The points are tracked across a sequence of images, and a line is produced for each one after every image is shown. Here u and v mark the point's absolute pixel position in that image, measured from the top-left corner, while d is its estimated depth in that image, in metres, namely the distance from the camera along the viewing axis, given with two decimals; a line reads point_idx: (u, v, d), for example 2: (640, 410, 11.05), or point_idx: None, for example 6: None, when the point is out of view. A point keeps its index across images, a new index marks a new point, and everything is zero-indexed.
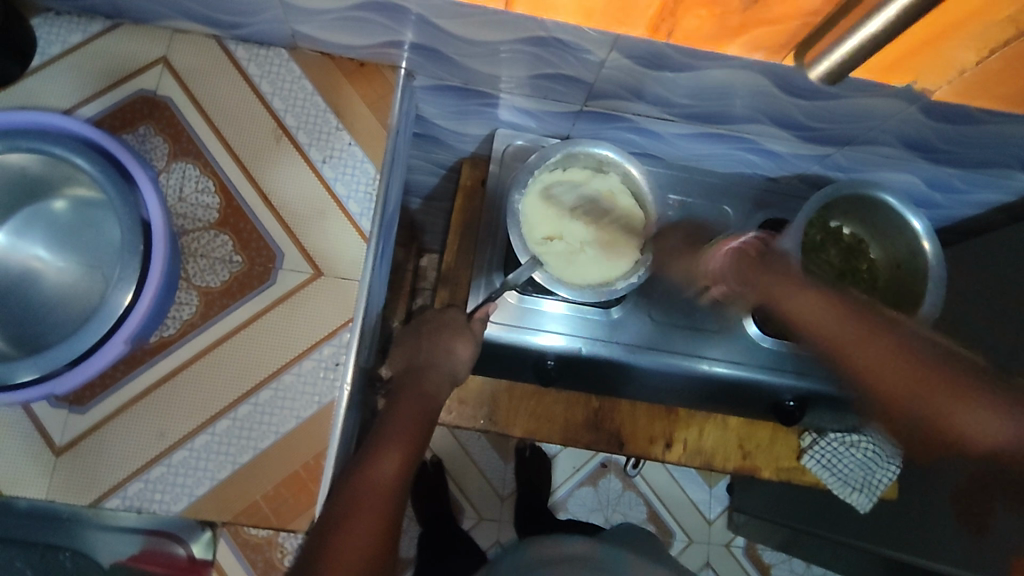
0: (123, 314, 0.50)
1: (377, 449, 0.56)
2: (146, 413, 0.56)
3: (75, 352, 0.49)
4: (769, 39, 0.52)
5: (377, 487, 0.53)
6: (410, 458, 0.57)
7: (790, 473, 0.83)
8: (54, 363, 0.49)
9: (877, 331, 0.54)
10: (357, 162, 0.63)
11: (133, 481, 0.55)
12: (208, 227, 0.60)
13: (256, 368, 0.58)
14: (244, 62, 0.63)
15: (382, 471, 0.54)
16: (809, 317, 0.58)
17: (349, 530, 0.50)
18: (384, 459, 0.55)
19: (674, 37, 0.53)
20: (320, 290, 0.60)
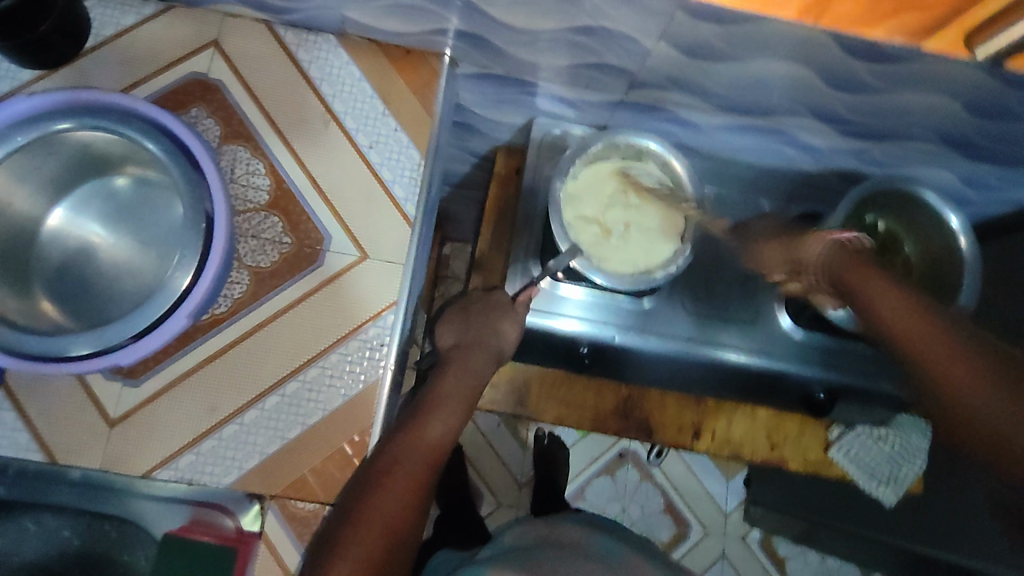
0: (186, 290, 0.52)
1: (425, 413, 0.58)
2: (198, 387, 0.58)
3: (139, 325, 0.51)
4: (917, 24, 0.49)
5: (421, 451, 0.55)
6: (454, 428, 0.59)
7: (819, 465, 0.83)
8: (118, 337, 0.50)
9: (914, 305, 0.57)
10: (402, 147, 0.64)
11: (184, 453, 0.57)
12: (259, 209, 0.61)
13: (303, 346, 0.59)
14: (293, 47, 0.64)
15: (427, 437, 0.56)
16: (890, 314, 0.57)
17: (386, 491, 0.52)
18: (429, 425, 0.57)
19: (822, 21, 0.50)
20: (367, 273, 0.61)
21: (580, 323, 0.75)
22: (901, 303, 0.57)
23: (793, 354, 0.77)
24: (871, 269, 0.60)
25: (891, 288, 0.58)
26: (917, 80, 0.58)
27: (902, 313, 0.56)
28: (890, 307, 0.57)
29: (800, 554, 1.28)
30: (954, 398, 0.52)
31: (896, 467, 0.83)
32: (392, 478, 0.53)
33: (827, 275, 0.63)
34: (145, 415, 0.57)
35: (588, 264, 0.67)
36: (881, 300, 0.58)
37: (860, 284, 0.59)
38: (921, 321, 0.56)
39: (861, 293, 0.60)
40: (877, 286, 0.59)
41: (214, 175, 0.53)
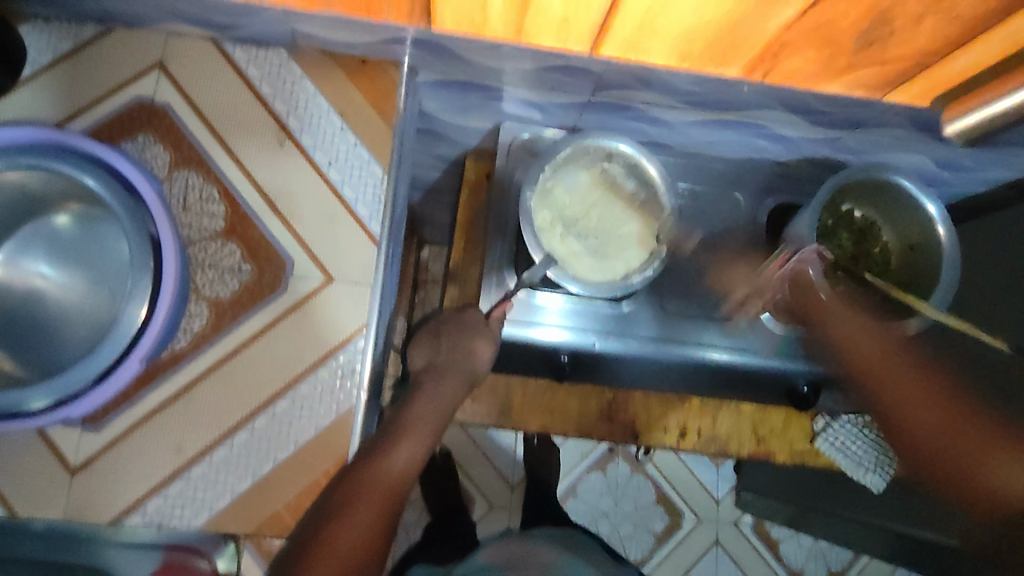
0: (139, 331, 0.50)
1: (391, 438, 0.56)
2: (162, 428, 0.55)
3: (94, 371, 0.48)
4: (873, 79, 0.59)
5: (387, 480, 0.53)
6: (422, 454, 0.57)
7: (805, 456, 0.84)
8: (69, 386, 0.48)
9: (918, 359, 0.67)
10: (363, 163, 0.61)
11: (152, 498, 0.54)
12: (215, 237, 0.58)
13: (271, 378, 0.57)
14: (242, 63, 0.61)
15: (392, 465, 0.54)
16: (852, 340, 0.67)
17: (345, 522, 0.50)
18: (395, 451, 0.55)
19: (769, 76, 0.59)
20: (333, 297, 0.59)
21: (563, 333, 0.73)
22: (948, 430, 0.61)
23: (773, 350, 0.76)
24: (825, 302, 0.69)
25: (919, 385, 0.64)
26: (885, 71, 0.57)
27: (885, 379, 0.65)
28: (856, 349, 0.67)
29: (792, 535, 1.29)
30: (910, 428, 0.62)
31: (884, 454, 0.83)
32: (353, 507, 0.51)
33: (795, 306, 0.73)
34: (109, 461, 0.54)
35: (562, 273, 0.66)
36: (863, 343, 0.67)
37: (810, 304, 0.70)
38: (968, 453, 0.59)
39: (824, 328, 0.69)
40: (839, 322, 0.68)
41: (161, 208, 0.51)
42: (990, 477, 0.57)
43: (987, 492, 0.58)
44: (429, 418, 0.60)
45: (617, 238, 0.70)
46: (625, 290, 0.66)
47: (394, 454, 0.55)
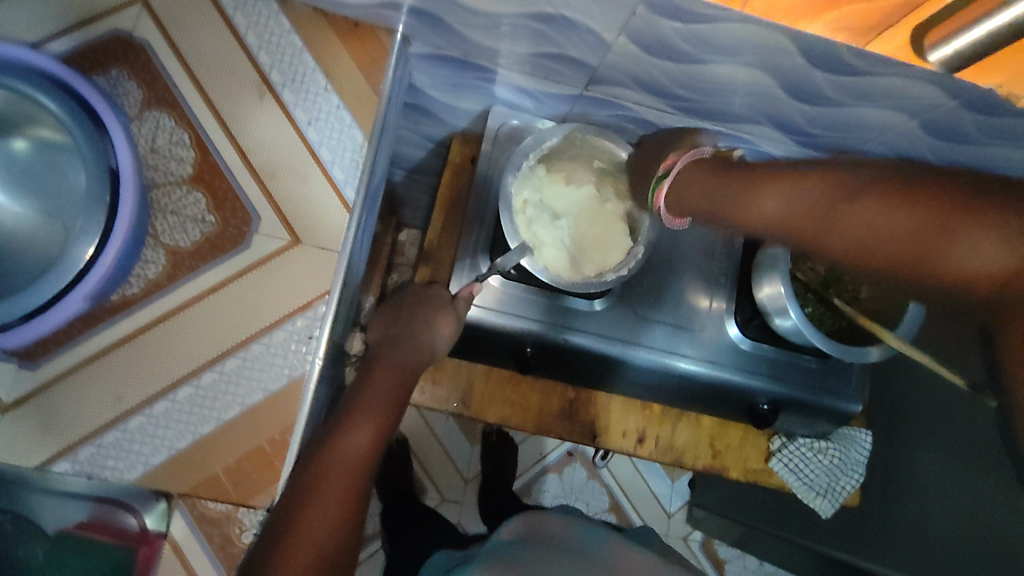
0: (88, 264, 0.48)
1: (347, 421, 0.54)
2: (103, 374, 0.53)
3: (32, 304, 0.47)
4: (860, 23, 0.46)
5: (348, 462, 0.52)
6: (382, 431, 0.56)
7: (758, 474, 0.84)
8: (7, 315, 0.46)
9: (829, 188, 0.54)
10: (345, 127, 0.60)
11: (84, 445, 0.52)
12: (181, 183, 0.57)
13: (222, 335, 0.55)
14: (229, 10, 0.59)
15: (352, 446, 0.52)
16: (802, 210, 0.56)
17: (316, 508, 0.49)
18: (354, 432, 0.54)
19: (750, 6, 0.47)
20: (299, 259, 0.57)
21: (533, 324, 0.72)
22: (880, 223, 0.50)
23: (736, 364, 0.76)
24: (716, 176, 0.62)
25: (838, 201, 0.53)
26: (872, 94, 0.58)
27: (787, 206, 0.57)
28: (784, 206, 0.57)
29: (738, 557, 1.29)
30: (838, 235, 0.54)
31: (835, 480, 0.82)
32: (318, 499, 0.49)
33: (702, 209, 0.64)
34: (42, 402, 0.52)
35: (536, 263, 0.66)
36: (767, 209, 0.58)
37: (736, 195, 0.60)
38: (931, 231, 0.48)
39: (734, 210, 0.61)
40: (752, 203, 0.59)
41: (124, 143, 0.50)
42: (969, 251, 0.46)
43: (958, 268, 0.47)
44: (387, 398, 0.58)
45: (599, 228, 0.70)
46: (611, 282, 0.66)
47: (353, 438, 0.53)
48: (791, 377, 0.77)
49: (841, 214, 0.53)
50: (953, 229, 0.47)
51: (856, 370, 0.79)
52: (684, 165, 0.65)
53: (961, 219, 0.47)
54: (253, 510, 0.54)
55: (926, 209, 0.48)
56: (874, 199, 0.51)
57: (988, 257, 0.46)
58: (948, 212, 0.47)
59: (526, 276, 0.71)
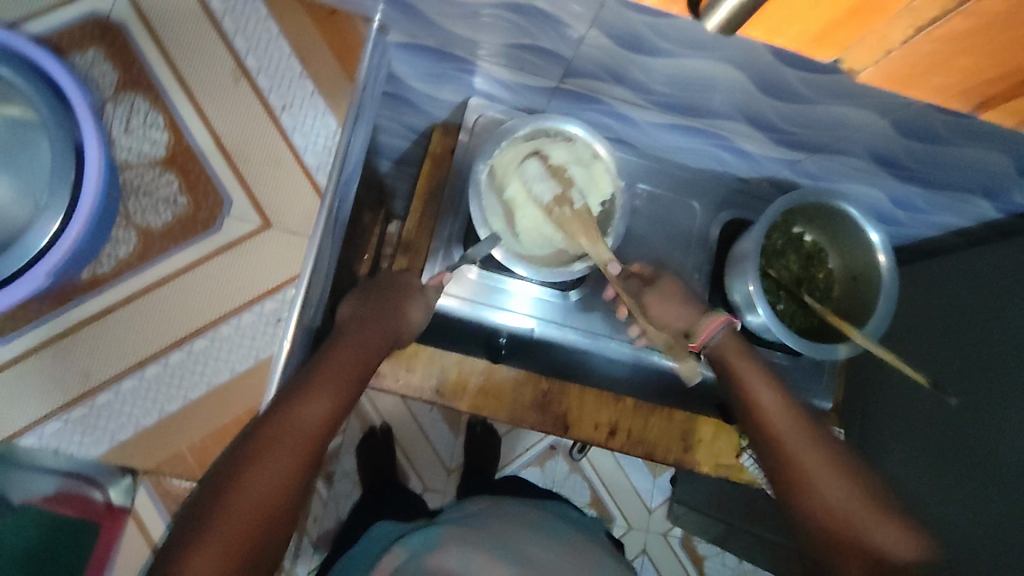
0: (52, 239, 0.60)
1: (309, 387, 0.53)
2: (99, 335, 0.66)
3: (19, 265, 0.59)
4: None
5: (307, 427, 0.52)
6: (343, 403, 0.55)
7: (728, 470, 0.84)
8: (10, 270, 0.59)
9: (807, 429, 0.64)
10: (318, 114, 0.69)
11: (85, 403, 0.65)
12: (153, 164, 0.67)
13: (213, 302, 0.68)
14: (218, 15, 0.68)
15: (310, 413, 0.52)
16: (771, 410, 0.66)
17: (258, 474, 0.48)
18: (316, 399, 0.53)
19: None
20: (267, 239, 0.69)
21: (522, 319, 0.78)
22: (838, 489, 0.60)
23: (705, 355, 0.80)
24: (746, 359, 0.70)
25: (801, 425, 0.65)
26: (843, 94, 0.59)
27: (771, 409, 0.66)
28: (769, 402, 0.67)
29: (717, 554, 1.30)
30: (823, 488, 0.60)
31: None
32: (262, 459, 0.49)
33: (720, 359, 0.71)
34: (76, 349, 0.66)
35: (508, 253, 0.68)
36: (767, 404, 0.67)
37: (731, 362, 0.70)
38: (859, 513, 0.59)
39: (736, 381, 0.70)
40: (753, 383, 0.69)
41: (88, 127, 0.61)
42: (882, 539, 0.57)
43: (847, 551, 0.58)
44: (354, 369, 0.57)
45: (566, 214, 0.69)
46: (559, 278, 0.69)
47: (312, 404, 0.52)
48: None
49: (817, 450, 0.62)
50: (878, 510, 0.59)
51: None
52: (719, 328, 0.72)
53: (881, 517, 0.58)
54: None
55: (885, 517, 0.58)
56: (821, 450, 0.62)
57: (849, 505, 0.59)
58: (882, 512, 0.59)
59: (508, 272, 0.76)
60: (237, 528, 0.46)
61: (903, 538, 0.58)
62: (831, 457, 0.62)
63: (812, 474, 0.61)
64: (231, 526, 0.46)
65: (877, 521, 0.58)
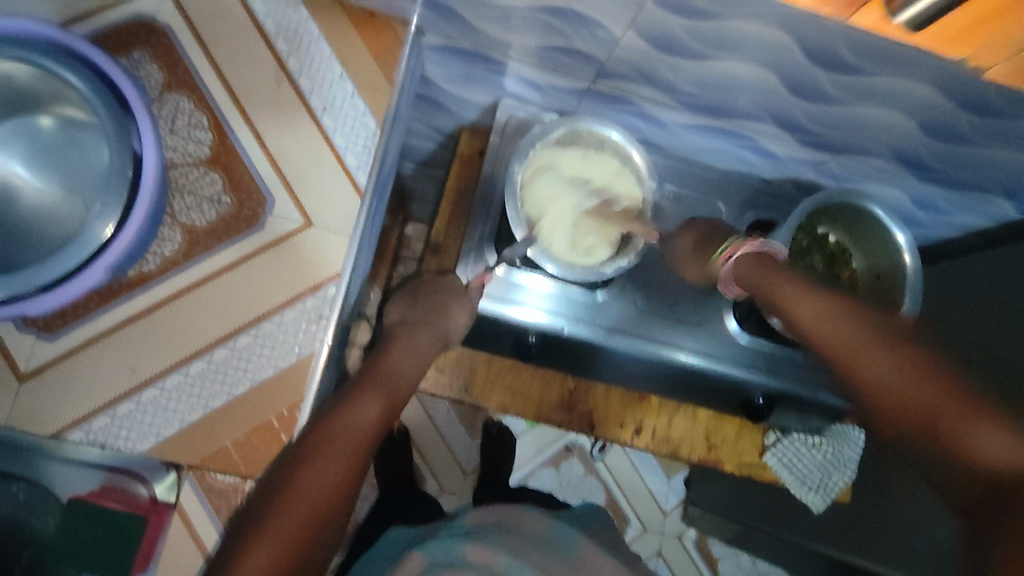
0: (106, 240, 0.59)
1: (356, 395, 0.57)
2: (117, 346, 0.66)
3: (63, 270, 0.58)
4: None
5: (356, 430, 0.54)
6: (388, 414, 0.58)
7: (752, 469, 0.87)
8: (41, 277, 0.58)
9: (897, 338, 0.54)
10: (358, 115, 0.68)
11: (121, 403, 0.65)
12: (197, 164, 0.67)
13: (235, 313, 0.67)
14: (262, 18, 0.67)
15: (358, 417, 0.55)
16: (819, 322, 0.59)
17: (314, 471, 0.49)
18: (362, 405, 0.56)
19: None
20: (305, 240, 0.68)
21: (542, 315, 0.74)
22: (921, 371, 0.51)
23: (737, 360, 0.78)
24: (778, 272, 0.64)
25: (880, 331, 0.56)
26: (873, 94, 0.60)
27: (818, 322, 0.59)
28: (837, 330, 0.58)
29: (733, 556, 1.31)
30: (870, 371, 0.54)
31: (827, 475, 0.87)
32: (316, 459, 0.50)
33: (750, 284, 0.67)
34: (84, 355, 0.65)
35: (541, 251, 0.67)
36: (817, 319, 0.60)
37: (768, 285, 0.64)
38: (953, 416, 0.49)
39: (778, 305, 0.63)
40: (791, 291, 0.62)
41: (147, 128, 0.60)
42: (985, 442, 0.47)
43: (972, 453, 0.47)
44: (393, 383, 0.61)
45: (606, 211, 0.71)
46: (595, 278, 0.68)
47: (360, 410, 0.55)
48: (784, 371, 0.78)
49: (874, 363, 0.54)
50: (974, 412, 0.48)
51: None
52: (745, 254, 0.68)
53: (981, 417, 0.48)
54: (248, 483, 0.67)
55: (982, 410, 0.48)
56: (893, 353, 0.54)
57: (1000, 448, 0.46)
58: (975, 407, 0.48)
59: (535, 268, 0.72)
60: (292, 525, 0.46)
61: (1016, 441, 0.46)
62: (910, 364, 0.52)
63: (868, 385, 0.54)
64: (285, 522, 0.46)
65: (967, 414, 0.48)
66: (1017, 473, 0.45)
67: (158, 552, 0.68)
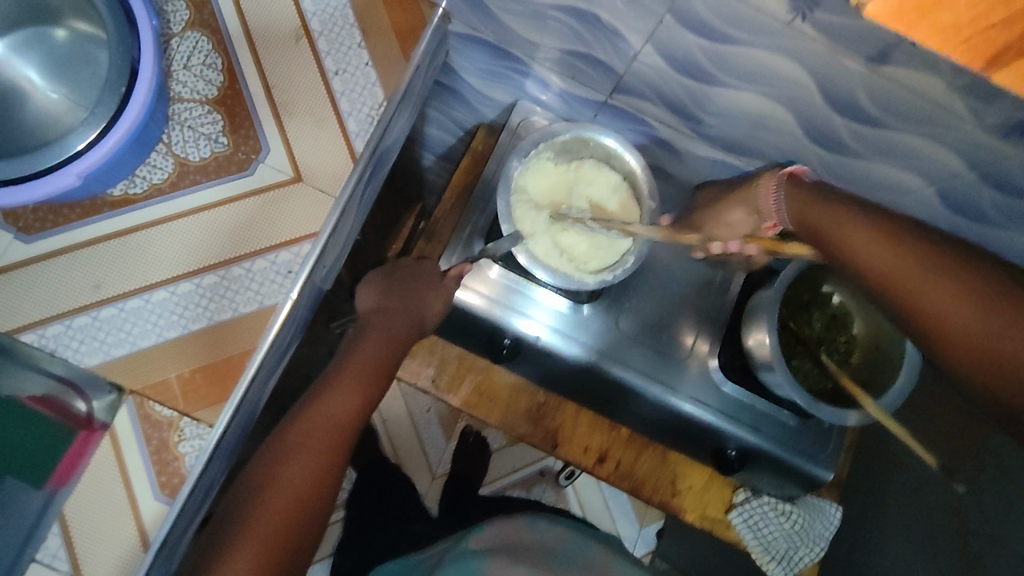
0: (95, 141, 0.75)
1: (336, 385, 0.62)
2: (86, 261, 0.86)
3: (68, 155, 0.74)
4: None
5: (334, 421, 0.61)
6: (370, 397, 0.64)
7: (714, 523, 0.83)
8: (53, 160, 0.74)
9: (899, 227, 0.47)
10: (369, 88, 0.88)
11: (53, 324, 0.85)
12: (205, 103, 0.88)
13: (258, 238, 0.88)
14: (311, 18, 0.88)
15: (338, 409, 0.61)
16: (861, 244, 0.49)
17: (296, 464, 0.57)
18: (343, 396, 0.62)
19: None
20: (297, 191, 0.89)
21: (541, 330, 0.73)
22: (975, 312, 0.41)
23: (720, 409, 0.74)
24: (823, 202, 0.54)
25: (887, 238, 0.47)
26: (892, 153, 0.58)
27: (856, 242, 0.49)
28: (879, 259, 0.47)
29: None
30: (856, 256, 0.49)
31: (793, 548, 0.82)
32: (300, 457, 0.58)
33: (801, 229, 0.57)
34: (83, 249, 0.86)
35: (532, 257, 0.66)
36: (866, 244, 0.48)
37: (835, 232, 0.51)
38: (929, 294, 0.44)
39: (828, 238, 0.52)
40: (841, 224, 0.51)
41: (142, 44, 0.75)
42: (945, 315, 0.43)
43: (945, 332, 0.43)
44: (376, 366, 0.65)
45: (603, 220, 0.70)
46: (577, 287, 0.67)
47: (340, 401, 0.62)
48: (767, 429, 0.74)
49: (869, 249, 0.48)
50: (995, 304, 0.41)
51: (836, 436, 0.76)
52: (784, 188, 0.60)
53: (1001, 302, 0.41)
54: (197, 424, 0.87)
55: (1004, 302, 0.40)
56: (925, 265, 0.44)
57: (960, 315, 0.42)
58: (1004, 295, 0.41)
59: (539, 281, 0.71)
60: (278, 518, 0.55)
61: (960, 304, 0.42)
62: (893, 239, 0.47)
63: (916, 306, 0.44)
64: (271, 515, 0.55)
65: (975, 303, 0.41)
66: (996, 358, 0.40)
67: (83, 466, 0.87)
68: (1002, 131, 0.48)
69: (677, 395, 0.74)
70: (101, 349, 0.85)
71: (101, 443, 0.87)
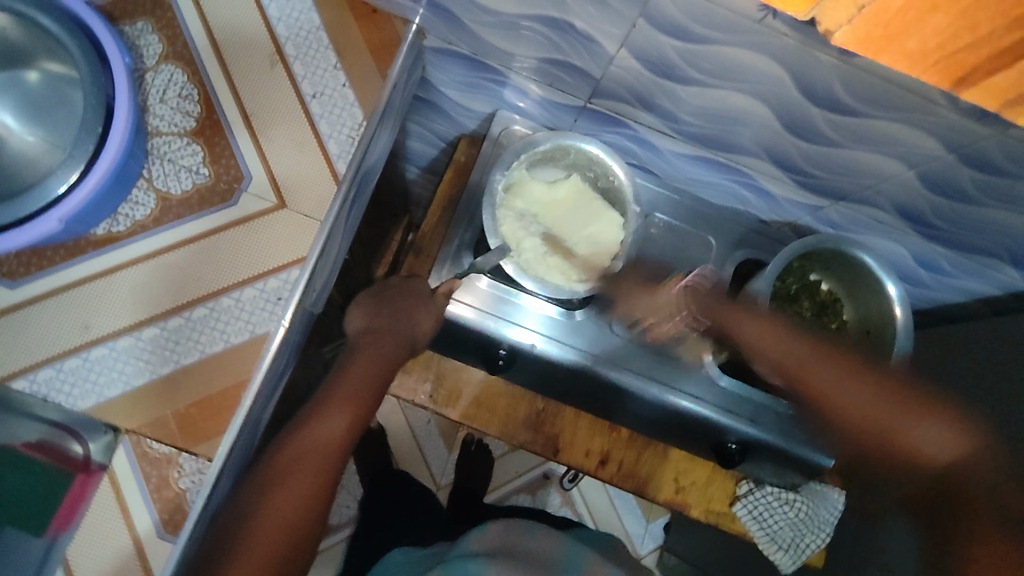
0: (74, 181, 0.75)
1: (325, 408, 0.62)
2: (73, 302, 0.86)
3: (47, 198, 0.74)
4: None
5: (325, 444, 0.60)
6: (360, 420, 0.64)
7: (720, 517, 0.84)
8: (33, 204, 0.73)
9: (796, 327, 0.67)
10: (348, 107, 0.88)
11: (43, 369, 0.84)
12: (183, 134, 0.88)
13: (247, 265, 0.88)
14: (284, 40, 0.88)
15: (329, 432, 0.61)
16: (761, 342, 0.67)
17: (286, 492, 0.57)
18: (332, 418, 0.62)
19: None
20: (281, 216, 0.89)
21: (535, 338, 0.73)
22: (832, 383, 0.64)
23: (718, 403, 0.75)
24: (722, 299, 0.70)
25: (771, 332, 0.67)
26: (870, 139, 0.59)
27: (770, 340, 0.66)
28: (781, 350, 0.66)
29: None
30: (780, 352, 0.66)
31: (800, 535, 0.82)
32: (289, 484, 0.57)
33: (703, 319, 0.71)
34: (70, 290, 0.86)
35: (520, 267, 0.67)
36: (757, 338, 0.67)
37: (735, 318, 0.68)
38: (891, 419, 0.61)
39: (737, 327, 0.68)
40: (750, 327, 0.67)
41: (116, 82, 0.75)
42: (922, 438, 0.60)
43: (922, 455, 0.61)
44: (366, 386, 0.65)
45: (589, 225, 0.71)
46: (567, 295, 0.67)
47: (329, 424, 0.61)
48: (765, 420, 0.75)
49: (784, 349, 0.66)
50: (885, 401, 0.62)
51: None
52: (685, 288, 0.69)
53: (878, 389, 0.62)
54: (196, 457, 0.87)
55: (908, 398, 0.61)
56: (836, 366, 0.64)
57: (951, 446, 0.60)
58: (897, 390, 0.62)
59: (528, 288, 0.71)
60: (267, 548, 0.55)
61: (953, 436, 0.60)
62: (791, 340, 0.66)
63: (788, 364, 0.66)
64: (261, 546, 0.54)
65: (897, 416, 0.61)
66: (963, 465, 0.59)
67: (83, 508, 0.86)
68: (976, 113, 0.49)
69: (675, 393, 0.75)
70: (93, 391, 0.85)
71: (101, 484, 0.86)
